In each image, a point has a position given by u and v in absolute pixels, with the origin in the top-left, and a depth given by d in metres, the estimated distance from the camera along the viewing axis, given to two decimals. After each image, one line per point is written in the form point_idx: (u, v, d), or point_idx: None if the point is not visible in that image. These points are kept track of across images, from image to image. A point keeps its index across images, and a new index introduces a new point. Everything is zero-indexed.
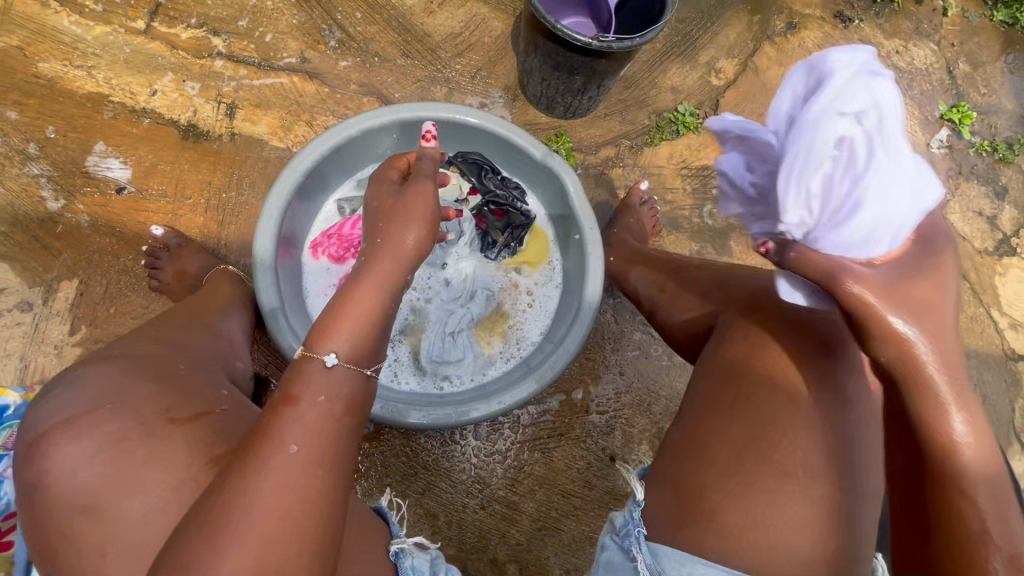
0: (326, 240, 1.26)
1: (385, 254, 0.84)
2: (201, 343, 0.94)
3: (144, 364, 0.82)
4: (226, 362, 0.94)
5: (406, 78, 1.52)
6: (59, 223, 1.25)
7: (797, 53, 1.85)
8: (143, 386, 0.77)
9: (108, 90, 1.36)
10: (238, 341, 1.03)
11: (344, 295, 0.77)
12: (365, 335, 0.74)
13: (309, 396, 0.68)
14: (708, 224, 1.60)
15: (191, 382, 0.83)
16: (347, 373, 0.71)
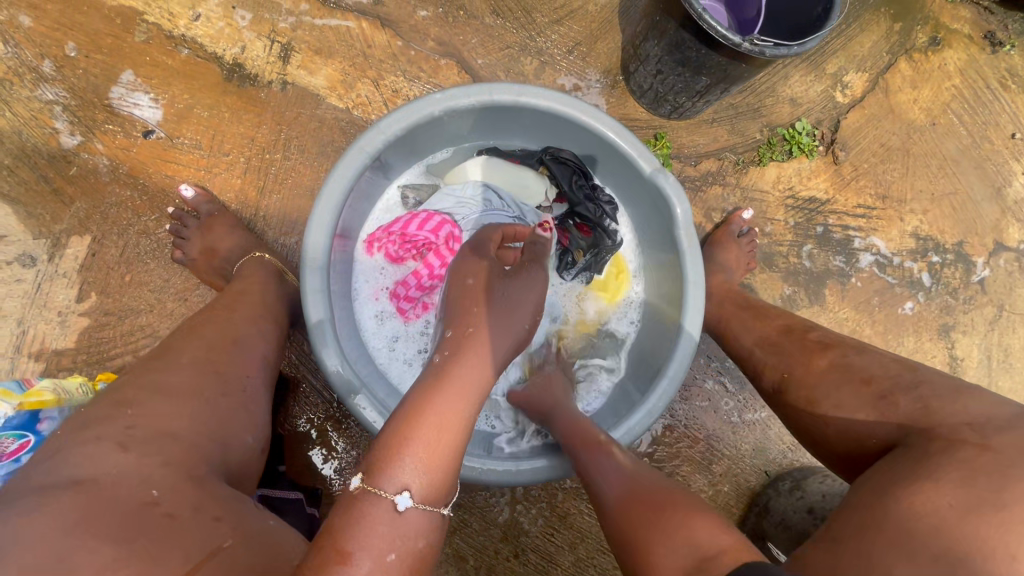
0: (384, 236, 1.08)
1: (473, 345, 0.71)
2: (191, 424, 0.70)
3: (99, 503, 0.58)
4: (225, 447, 0.72)
5: (493, 42, 1.28)
6: (73, 165, 1.06)
7: (935, 75, 1.58)
8: (99, 551, 0.54)
9: (142, 5, 1.13)
10: (251, 400, 0.80)
11: (420, 397, 0.64)
12: (446, 455, 0.61)
13: (378, 550, 0.54)
14: (806, 265, 1.41)
15: (173, 520, 0.60)
16: (423, 515, 0.58)
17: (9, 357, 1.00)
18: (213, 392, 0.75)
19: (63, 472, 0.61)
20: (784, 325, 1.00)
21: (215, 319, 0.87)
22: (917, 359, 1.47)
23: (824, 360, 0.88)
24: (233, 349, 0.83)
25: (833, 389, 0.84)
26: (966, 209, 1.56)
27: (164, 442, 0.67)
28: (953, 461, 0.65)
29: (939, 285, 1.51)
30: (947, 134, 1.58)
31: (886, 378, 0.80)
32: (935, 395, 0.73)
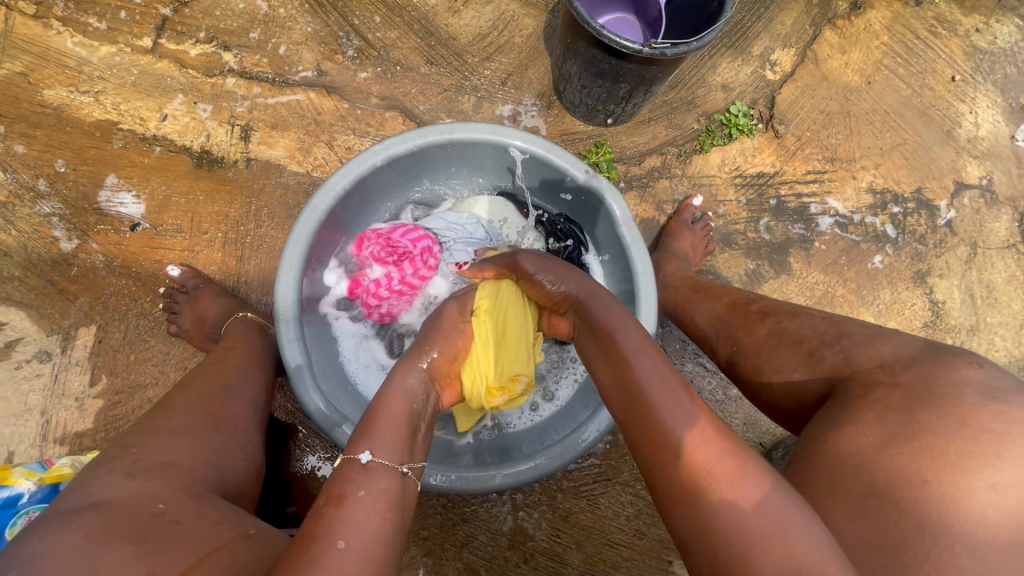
0: (373, 237, 1.14)
1: (406, 362, 0.87)
2: (194, 455, 0.74)
3: (114, 514, 0.60)
4: (224, 473, 0.76)
5: (431, 88, 1.39)
6: (74, 265, 1.19)
7: (862, 37, 1.63)
8: (118, 550, 0.55)
9: (117, 117, 1.27)
10: (245, 438, 0.85)
11: (379, 394, 0.78)
12: (406, 434, 0.71)
13: (352, 492, 0.61)
14: (766, 238, 1.46)
15: (181, 525, 0.62)
16: (388, 469, 0.66)
17: (37, 446, 1.11)
18: (209, 430, 0.80)
19: (78, 497, 0.63)
20: (729, 301, 1.06)
21: (208, 370, 0.94)
22: (897, 310, 1.47)
23: (764, 327, 0.94)
24: (227, 394, 0.88)
25: (774, 353, 0.89)
26: (919, 157, 1.59)
27: (170, 468, 0.70)
28: (870, 400, 0.70)
29: (905, 234, 1.53)
30: (885, 89, 1.62)
31: (816, 335, 0.86)
32: (853, 344, 0.79)
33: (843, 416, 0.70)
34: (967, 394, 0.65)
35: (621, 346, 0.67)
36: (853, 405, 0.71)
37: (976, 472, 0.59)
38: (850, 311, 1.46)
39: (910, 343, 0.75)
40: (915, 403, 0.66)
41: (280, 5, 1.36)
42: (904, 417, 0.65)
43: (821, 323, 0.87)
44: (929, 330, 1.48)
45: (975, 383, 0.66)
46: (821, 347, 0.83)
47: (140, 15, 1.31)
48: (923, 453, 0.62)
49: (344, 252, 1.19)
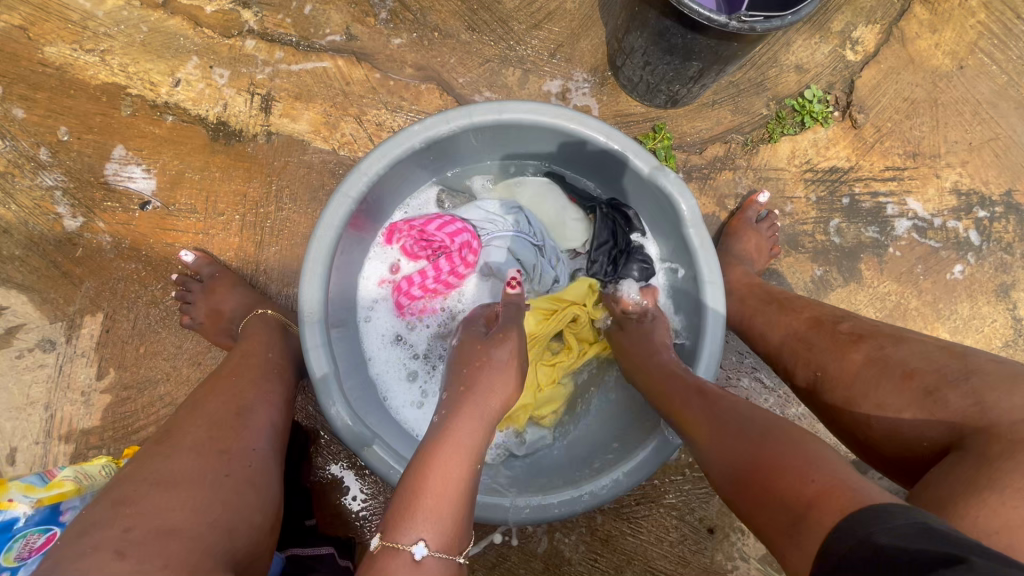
0: (405, 227, 1.05)
1: (469, 405, 0.73)
2: (200, 516, 0.60)
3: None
4: (236, 534, 0.62)
5: (472, 58, 1.24)
6: (78, 246, 1.08)
7: (957, 15, 1.44)
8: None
9: (125, 80, 1.14)
10: (261, 480, 0.71)
11: (429, 448, 0.66)
12: (458, 510, 0.62)
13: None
14: (835, 242, 1.32)
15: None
16: (440, 561, 0.58)
17: (41, 442, 1.02)
18: (218, 478, 0.66)
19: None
20: (812, 317, 0.94)
21: (209, 398, 0.79)
22: (976, 327, 1.33)
23: (860, 355, 0.82)
24: (238, 427, 0.75)
25: (873, 387, 0.78)
26: (1012, 155, 1.42)
27: (173, 538, 0.56)
28: (1020, 468, 0.58)
29: (991, 242, 1.37)
30: (978, 76, 1.44)
31: (930, 370, 0.73)
32: (985, 385, 0.67)
33: (983, 484, 0.59)
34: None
35: (693, 401, 0.78)
36: (995, 468, 0.59)
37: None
38: (924, 325, 1.32)
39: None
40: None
41: None
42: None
43: (937, 354, 0.75)
44: (1009, 349, 1.34)
45: None
46: (941, 387, 0.71)
47: None
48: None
49: (375, 243, 1.08)
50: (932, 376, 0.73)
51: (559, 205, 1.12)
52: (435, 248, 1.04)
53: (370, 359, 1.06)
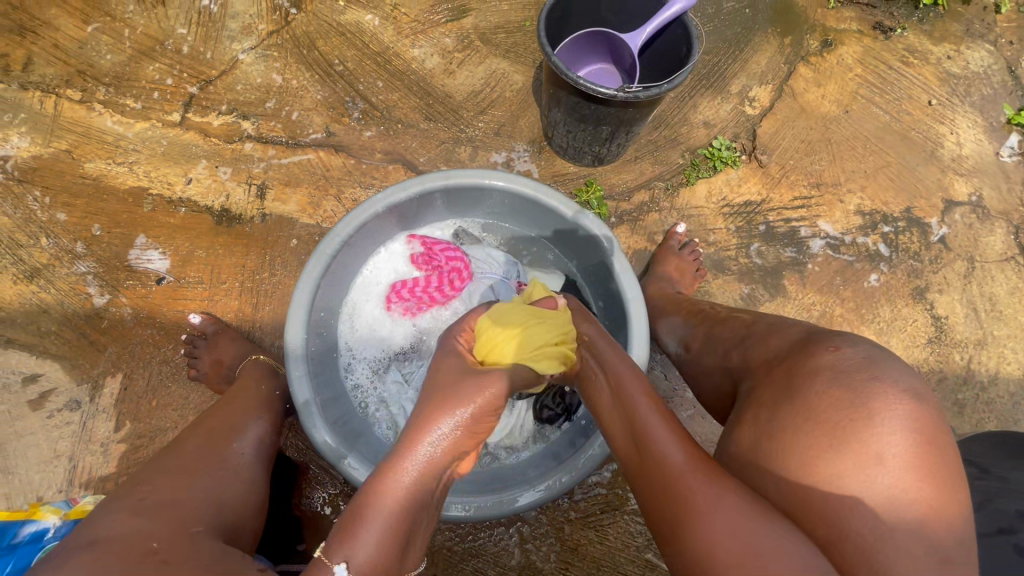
0: (421, 241, 1.29)
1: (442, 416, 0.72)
2: (195, 492, 0.82)
3: (115, 548, 0.65)
4: (222, 510, 0.83)
5: (430, 141, 1.51)
6: (104, 318, 1.28)
7: (836, 72, 1.70)
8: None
9: (147, 183, 1.41)
10: (245, 475, 0.92)
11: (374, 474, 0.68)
12: (399, 534, 0.65)
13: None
14: (758, 263, 1.52)
15: (174, 560, 0.65)
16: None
17: (64, 490, 1.17)
18: (215, 468, 0.88)
19: (82, 538, 0.67)
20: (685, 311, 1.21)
21: (220, 409, 1.02)
22: (899, 327, 1.50)
23: (699, 337, 1.10)
24: (234, 433, 0.97)
25: (705, 360, 1.05)
26: (905, 177, 1.63)
27: (170, 504, 0.77)
28: (757, 400, 0.79)
29: (899, 252, 1.56)
30: (864, 116, 1.68)
31: (730, 339, 1.00)
32: (754, 344, 0.92)
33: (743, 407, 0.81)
34: (815, 383, 0.72)
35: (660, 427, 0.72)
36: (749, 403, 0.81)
37: (828, 465, 0.65)
38: (849, 329, 1.49)
39: (792, 335, 0.86)
40: (785, 395, 0.75)
41: (293, 78, 1.51)
42: (772, 417, 0.74)
43: (738, 326, 1.01)
44: (934, 346, 1.49)
45: (824, 369, 0.73)
46: (733, 347, 0.97)
47: (171, 94, 1.48)
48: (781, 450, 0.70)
49: (362, 274, 1.30)
50: (733, 340, 0.99)
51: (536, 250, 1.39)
52: (435, 267, 1.26)
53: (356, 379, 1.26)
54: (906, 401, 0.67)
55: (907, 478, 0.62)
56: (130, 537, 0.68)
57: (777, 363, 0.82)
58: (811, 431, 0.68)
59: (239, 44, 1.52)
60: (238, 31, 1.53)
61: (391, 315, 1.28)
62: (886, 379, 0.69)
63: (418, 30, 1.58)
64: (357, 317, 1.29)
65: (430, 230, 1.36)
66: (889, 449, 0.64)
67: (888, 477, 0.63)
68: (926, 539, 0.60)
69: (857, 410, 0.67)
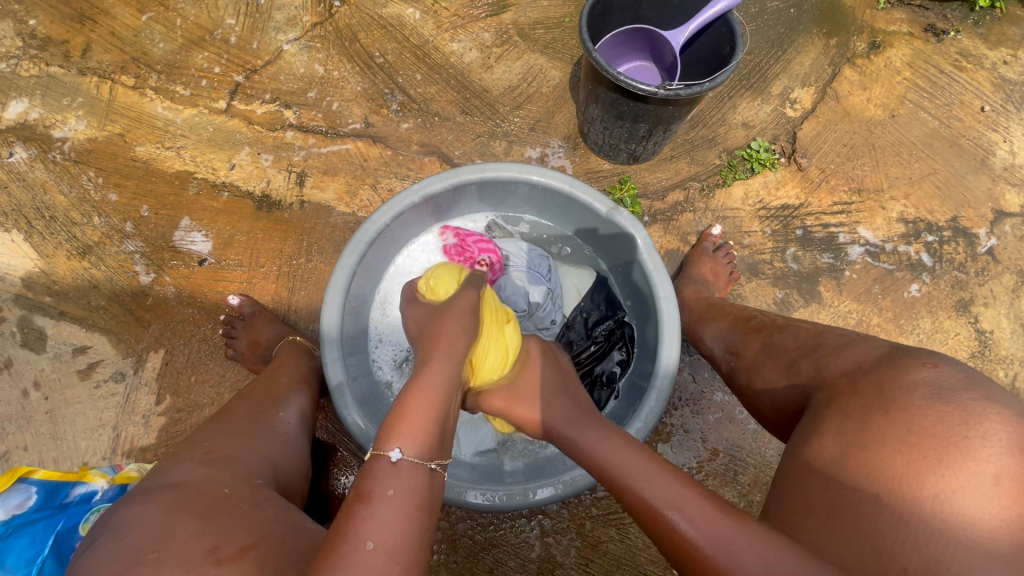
0: (455, 232, 1.31)
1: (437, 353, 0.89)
2: (251, 452, 0.86)
3: (186, 494, 0.71)
4: (276, 471, 0.86)
5: (465, 134, 1.52)
6: (149, 296, 1.34)
7: (883, 75, 1.64)
8: (188, 523, 0.66)
9: (193, 167, 1.46)
10: (292, 442, 0.95)
11: (405, 394, 0.81)
12: (430, 430, 0.76)
13: (379, 491, 0.68)
14: (793, 268, 1.49)
15: (237, 509, 0.72)
16: (413, 466, 0.71)
17: (108, 458, 1.23)
18: (265, 432, 0.92)
19: (158, 482, 0.74)
20: (733, 317, 1.18)
21: (264, 383, 1.06)
22: (940, 340, 1.45)
23: (756, 341, 1.07)
24: (277, 405, 1.00)
25: (761, 367, 1.02)
26: (952, 185, 1.57)
27: (229, 461, 0.81)
28: (831, 412, 0.78)
29: (943, 263, 1.50)
30: (910, 121, 1.62)
31: (795, 349, 0.97)
32: (824, 355, 0.90)
33: (817, 419, 0.80)
34: (915, 397, 0.71)
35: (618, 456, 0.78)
36: (826, 411, 0.80)
37: (926, 480, 0.65)
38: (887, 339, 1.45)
39: (875, 349, 0.85)
40: (871, 409, 0.74)
41: (334, 69, 1.55)
42: (859, 426, 0.73)
43: (805, 335, 0.99)
44: (976, 360, 1.44)
45: (924, 387, 0.72)
46: (798, 359, 0.94)
47: (218, 82, 1.53)
48: (873, 462, 0.68)
49: (395, 264, 1.33)
50: (796, 350, 0.97)
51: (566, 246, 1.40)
52: (467, 256, 1.25)
53: (385, 366, 1.29)
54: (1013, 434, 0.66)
55: (1002, 498, 0.62)
56: (200, 485, 0.74)
57: (861, 376, 0.80)
58: (910, 444, 0.67)
59: (285, 35, 1.56)
60: (283, 22, 1.57)
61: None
62: (996, 402, 0.70)
63: (458, 24, 1.59)
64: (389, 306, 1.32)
65: (463, 222, 1.38)
66: (994, 475, 0.63)
67: (982, 502, 0.62)
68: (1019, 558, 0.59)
69: (963, 429, 0.66)
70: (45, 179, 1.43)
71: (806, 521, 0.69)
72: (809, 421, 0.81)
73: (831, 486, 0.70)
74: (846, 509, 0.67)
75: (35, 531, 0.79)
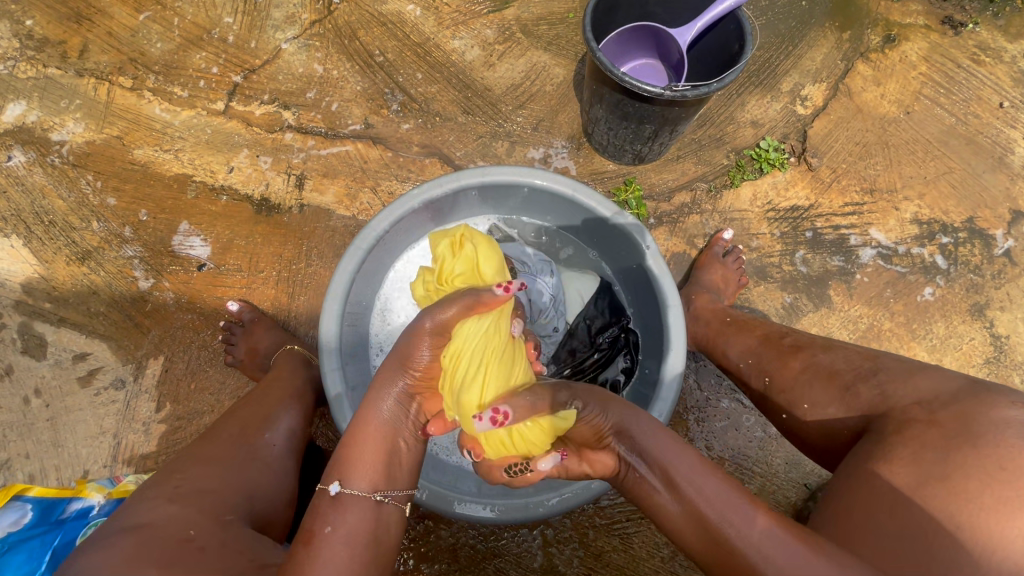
0: None
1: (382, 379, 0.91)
2: (227, 485, 0.85)
3: (148, 538, 0.70)
4: (253, 503, 0.86)
5: (467, 135, 1.49)
6: (148, 302, 1.33)
7: (898, 70, 1.59)
8: (147, 571, 0.65)
9: (192, 170, 1.44)
10: (274, 467, 0.95)
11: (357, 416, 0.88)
12: (368, 465, 0.82)
13: (319, 529, 0.75)
14: (803, 271, 1.45)
15: (203, 554, 0.70)
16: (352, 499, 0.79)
17: (108, 466, 1.23)
18: (243, 460, 0.91)
19: (127, 521, 0.74)
20: (762, 335, 1.13)
21: (249, 402, 1.05)
22: (953, 344, 1.41)
23: (797, 360, 1.02)
24: (264, 426, 0.99)
25: (807, 388, 0.97)
26: (969, 185, 1.52)
27: (202, 496, 0.81)
28: (907, 441, 0.76)
29: (958, 265, 1.46)
30: (926, 118, 1.57)
31: (849, 371, 0.93)
32: (889, 380, 0.87)
33: (874, 447, 0.78)
34: (1008, 434, 0.71)
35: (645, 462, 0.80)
36: (886, 442, 0.78)
37: (1012, 520, 0.66)
38: (899, 344, 1.42)
39: (950, 379, 0.82)
40: (951, 442, 0.73)
41: (333, 68, 1.52)
42: (938, 455, 0.72)
43: (857, 357, 0.95)
44: (991, 366, 1.41)
45: (1015, 423, 0.72)
46: (856, 381, 0.90)
47: (216, 83, 1.50)
48: (956, 494, 0.68)
49: (395, 269, 1.31)
50: (850, 373, 0.93)
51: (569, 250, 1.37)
52: None
53: None
54: None
55: None
56: (167, 526, 0.73)
57: (938, 408, 0.78)
58: (993, 479, 0.68)
59: (283, 33, 1.53)
60: (282, 20, 1.54)
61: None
62: None
63: (459, 20, 1.55)
64: (390, 313, 1.30)
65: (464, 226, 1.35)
66: None
67: None
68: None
69: None
70: (43, 183, 1.42)
71: (871, 538, 0.69)
72: (869, 443, 0.80)
73: (901, 512, 0.70)
74: (915, 532, 0.67)
75: (30, 548, 0.79)
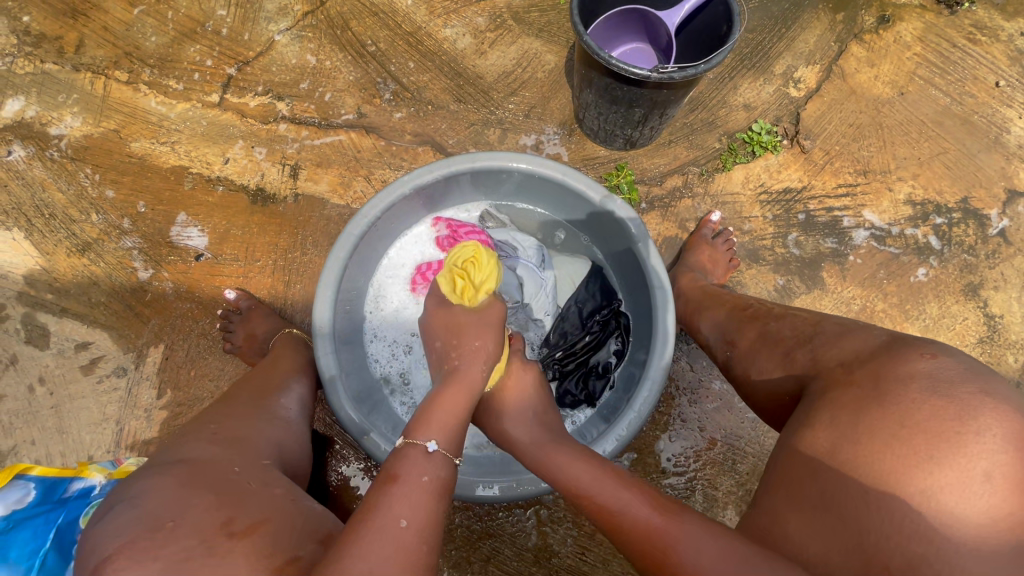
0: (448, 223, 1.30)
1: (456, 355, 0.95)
2: (257, 435, 0.88)
3: (198, 469, 0.73)
4: (282, 453, 0.89)
5: (459, 123, 1.50)
6: (148, 292, 1.35)
7: (892, 50, 1.58)
8: (201, 496, 0.68)
9: (188, 162, 1.46)
10: (295, 426, 0.98)
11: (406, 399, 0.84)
12: (449, 431, 0.83)
13: (413, 476, 0.74)
14: (795, 254, 1.46)
15: (248, 485, 0.74)
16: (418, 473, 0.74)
17: (112, 451, 1.26)
18: (269, 416, 0.94)
19: (172, 457, 0.77)
20: (732, 306, 1.15)
21: (264, 371, 1.08)
22: (947, 325, 1.41)
23: (753, 330, 1.04)
24: (279, 391, 1.02)
25: (757, 357, 0.99)
26: (963, 165, 1.52)
27: (239, 441, 0.84)
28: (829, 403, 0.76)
29: (952, 245, 1.46)
30: (920, 99, 1.56)
31: (795, 337, 0.94)
32: (824, 343, 0.87)
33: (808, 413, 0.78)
34: (912, 389, 0.69)
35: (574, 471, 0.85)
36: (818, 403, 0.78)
37: (913, 477, 0.64)
38: (892, 325, 1.42)
39: (873, 338, 0.81)
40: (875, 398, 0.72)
41: (326, 58, 1.53)
42: (853, 418, 0.71)
43: (802, 324, 0.96)
44: (985, 346, 1.41)
45: (922, 376, 0.70)
46: (795, 347, 0.92)
47: (210, 75, 1.52)
48: (864, 456, 0.68)
49: (388, 255, 1.32)
50: (795, 339, 0.94)
51: (560, 235, 1.38)
52: None
53: (379, 357, 1.30)
54: (1007, 429, 0.65)
55: (992, 495, 0.62)
56: (214, 463, 0.77)
57: (857, 365, 0.78)
58: (902, 439, 0.66)
59: (276, 25, 1.54)
60: (275, 12, 1.55)
61: (416, 297, 1.31)
62: (994, 396, 0.68)
63: (451, 9, 1.56)
64: (382, 300, 1.31)
65: (456, 211, 1.36)
66: (983, 471, 0.63)
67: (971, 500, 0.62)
68: (1005, 553, 0.60)
69: (955, 425, 0.65)
70: (44, 177, 1.45)
71: (798, 514, 0.71)
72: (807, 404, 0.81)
73: (821, 478, 0.70)
74: (833, 500, 0.68)
75: (35, 526, 0.81)
